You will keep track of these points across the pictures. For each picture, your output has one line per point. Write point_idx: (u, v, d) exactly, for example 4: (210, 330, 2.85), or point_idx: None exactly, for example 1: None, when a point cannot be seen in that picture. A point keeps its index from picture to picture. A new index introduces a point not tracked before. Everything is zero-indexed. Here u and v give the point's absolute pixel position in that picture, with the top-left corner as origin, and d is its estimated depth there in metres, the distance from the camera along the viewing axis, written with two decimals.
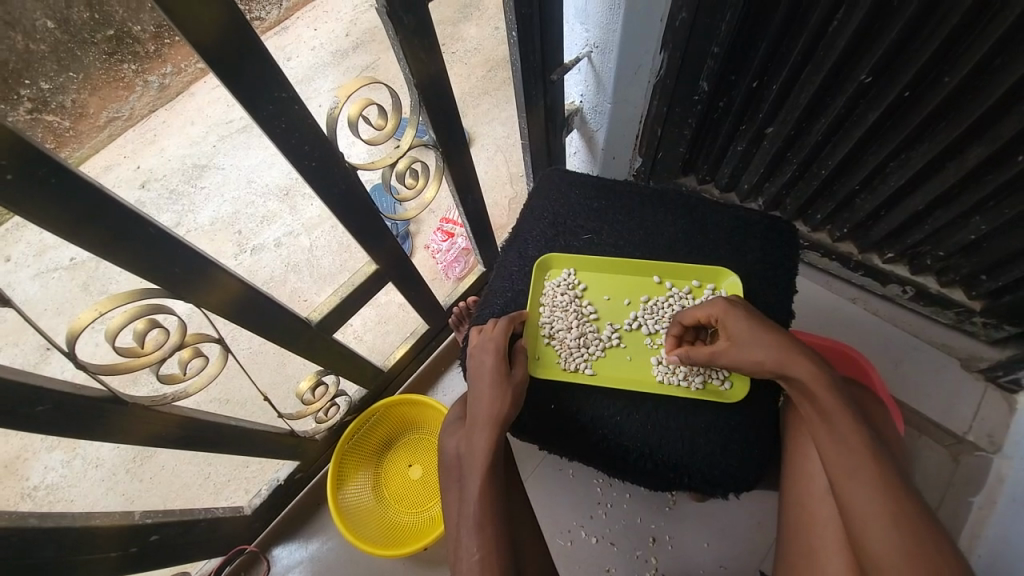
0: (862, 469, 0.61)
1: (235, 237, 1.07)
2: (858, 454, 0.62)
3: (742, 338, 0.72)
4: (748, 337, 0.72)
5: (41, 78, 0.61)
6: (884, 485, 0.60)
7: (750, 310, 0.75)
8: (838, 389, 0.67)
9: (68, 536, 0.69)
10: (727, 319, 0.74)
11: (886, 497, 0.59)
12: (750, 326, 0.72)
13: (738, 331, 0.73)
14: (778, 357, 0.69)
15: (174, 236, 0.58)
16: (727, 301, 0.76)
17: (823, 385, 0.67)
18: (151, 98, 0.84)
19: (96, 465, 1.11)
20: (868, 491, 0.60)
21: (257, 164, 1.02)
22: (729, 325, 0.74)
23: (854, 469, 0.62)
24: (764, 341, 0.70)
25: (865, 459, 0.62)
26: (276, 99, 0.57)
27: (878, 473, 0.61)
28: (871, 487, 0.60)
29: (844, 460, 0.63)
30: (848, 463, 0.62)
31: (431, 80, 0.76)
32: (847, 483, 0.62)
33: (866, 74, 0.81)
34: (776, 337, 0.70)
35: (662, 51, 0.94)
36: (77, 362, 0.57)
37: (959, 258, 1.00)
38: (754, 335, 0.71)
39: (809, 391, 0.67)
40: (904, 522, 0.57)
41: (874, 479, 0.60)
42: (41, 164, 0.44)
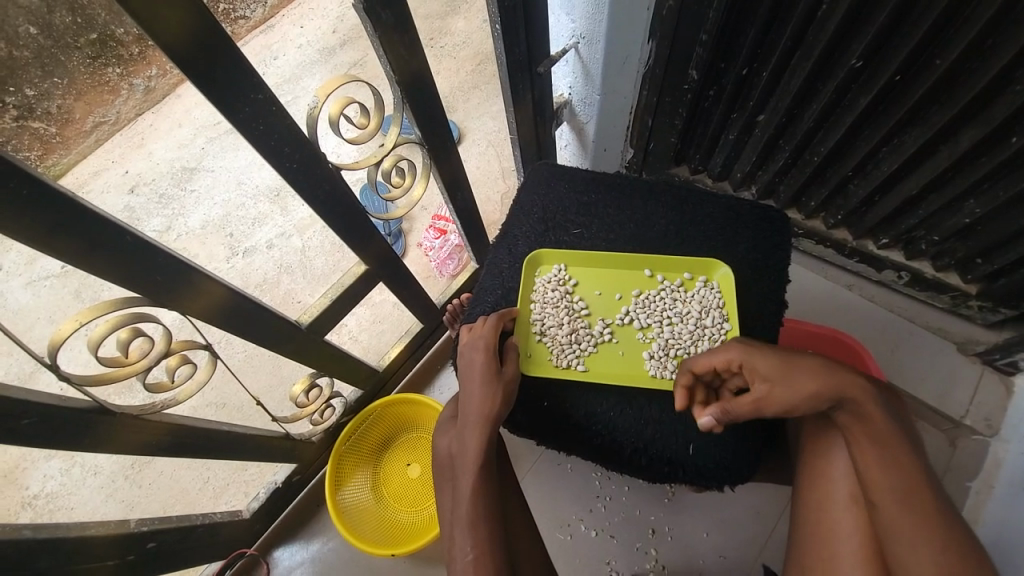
0: (905, 513, 0.59)
1: (227, 240, 1.04)
2: (907, 496, 0.60)
3: (779, 382, 0.65)
4: (781, 382, 0.65)
5: (24, 85, 0.60)
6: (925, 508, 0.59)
7: (768, 350, 0.68)
8: (886, 418, 0.63)
9: (61, 547, 0.69)
10: (753, 363, 0.67)
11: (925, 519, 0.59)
12: (782, 364, 0.66)
13: (767, 375, 0.66)
14: (830, 391, 0.64)
15: (154, 243, 0.57)
16: (742, 346, 0.70)
17: (872, 418, 0.63)
18: (136, 102, 0.86)
19: (95, 473, 1.11)
20: (910, 516, 0.59)
21: (246, 164, 1.03)
22: (756, 373, 0.67)
23: (901, 512, 0.59)
24: (808, 375, 0.64)
25: (912, 502, 0.59)
26: (251, 101, 0.56)
27: (921, 514, 0.59)
28: (914, 515, 0.59)
29: (893, 501, 0.60)
30: (896, 507, 0.60)
31: (414, 76, 0.74)
32: (894, 522, 0.60)
33: (857, 57, 0.80)
34: (816, 373, 0.64)
35: (650, 40, 0.92)
36: (61, 373, 0.56)
37: (954, 242, 0.99)
38: (789, 375, 0.65)
39: (867, 424, 0.63)
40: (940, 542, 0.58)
41: (917, 502, 0.59)
42: (12, 175, 0.43)
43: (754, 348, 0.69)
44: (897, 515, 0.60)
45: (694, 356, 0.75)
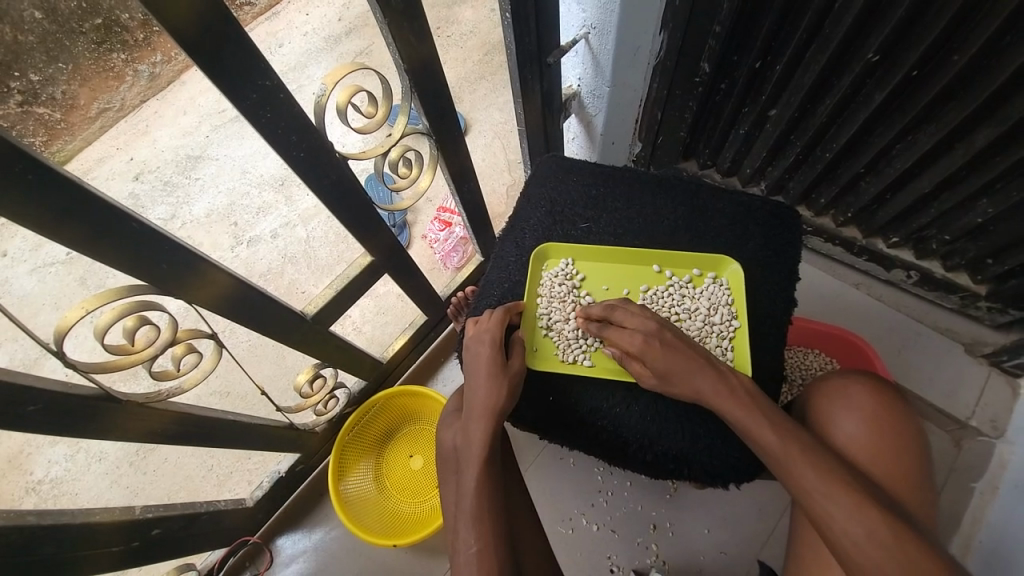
0: (804, 474, 0.59)
1: (232, 228, 1.01)
2: (799, 459, 0.60)
3: (659, 372, 0.70)
4: (657, 367, 0.70)
5: (28, 69, 0.59)
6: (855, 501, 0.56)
7: (671, 345, 0.71)
8: (758, 403, 0.66)
9: (67, 533, 0.69)
10: (653, 344, 0.71)
11: (857, 510, 0.56)
12: (673, 360, 0.70)
13: (658, 365, 0.70)
14: (692, 392, 0.68)
15: (162, 231, 0.57)
16: (655, 325, 0.72)
17: (738, 403, 0.66)
18: (139, 88, 0.82)
19: (99, 459, 1.11)
20: (841, 511, 0.56)
21: (250, 154, 0.91)
22: (649, 358, 0.71)
23: (803, 473, 0.59)
24: (688, 371, 0.69)
25: (806, 463, 0.60)
26: (259, 88, 0.55)
27: (825, 475, 0.59)
28: (845, 510, 0.56)
29: (787, 469, 0.60)
30: (797, 473, 0.60)
31: (422, 65, 0.73)
32: (802, 488, 0.59)
33: (873, 53, 0.79)
34: (696, 366, 0.69)
35: (662, 31, 0.90)
36: (67, 360, 0.57)
37: (966, 242, 0.98)
38: (670, 367, 0.69)
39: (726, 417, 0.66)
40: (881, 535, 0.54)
41: (841, 497, 0.57)
42: (18, 160, 0.43)
43: (662, 331, 0.72)
44: (799, 481, 0.59)
45: (620, 302, 0.77)
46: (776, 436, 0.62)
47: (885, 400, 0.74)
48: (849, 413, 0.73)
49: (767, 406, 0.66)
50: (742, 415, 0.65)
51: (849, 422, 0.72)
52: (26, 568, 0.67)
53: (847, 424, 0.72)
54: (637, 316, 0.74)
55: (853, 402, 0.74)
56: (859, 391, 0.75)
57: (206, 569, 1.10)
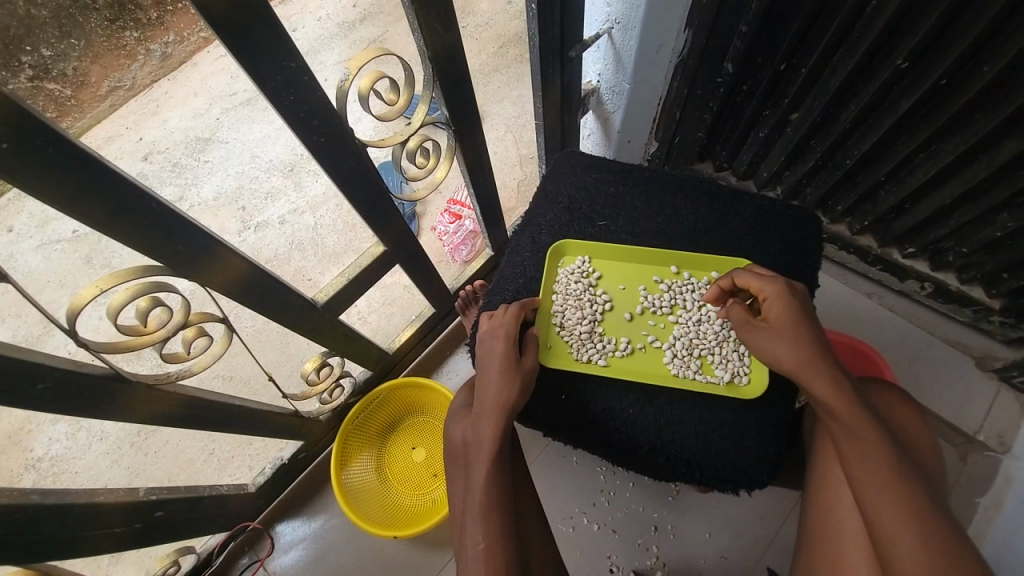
0: (885, 488, 0.59)
1: (240, 214, 0.95)
2: (881, 472, 0.60)
3: (780, 328, 0.71)
4: (786, 327, 0.70)
5: (42, 44, 0.54)
6: (894, 479, 0.59)
7: (802, 307, 0.72)
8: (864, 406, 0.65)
9: (71, 512, 0.69)
10: (775, 302, 0.72)
11: (895, 488, 0.58)
12: (795, 322, 0.70)
13: (778, 320, 0.71)
14: (804, 365, 0.67)
15: (180, 213, 0.56)
16: (788, 287, 0.73)
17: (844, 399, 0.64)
18: (152, 68, 0.71)
19: (101, 438, 1.09)
20: (880, 484, 0.59)
21: (261, 138, 0.87)
22: (772, 309, 0.72)
23: (880, 489, 0.59)
24: (789, 345, 0.69)
25: (892, 477, 0.59)
26: (283, 69, 0.55)
27: (891, 469, 0.60)
28: (882, 483, 0.59)
29: (858, 458, 0.61)
30: (866, 461, 0.61)
31: (445, 53, 0.72)
32: (874, 503, 0.59)
33: (903, 58, 0.77)
34: (808, 345, 0.68)
35: (687, 29, 0.88)
36: (78, 339, 0.56)
37: (983, 256, 0.97)
38: (791, 328, 0.70)
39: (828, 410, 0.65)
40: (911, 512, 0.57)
41: (885, 471, 0.60)
42: (39, 134, 0.42)
43: (790, 292, 0.72)
44: (868, 469, 0.60)
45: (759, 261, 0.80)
46: (874, 441, 0.62)
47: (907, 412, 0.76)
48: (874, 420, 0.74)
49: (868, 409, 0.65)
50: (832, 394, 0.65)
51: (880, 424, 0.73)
52: (28, 546, 0.67)
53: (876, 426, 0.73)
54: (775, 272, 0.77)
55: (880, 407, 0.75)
56: (877, 399, 0.76)
57: (206, 552, 1.10)
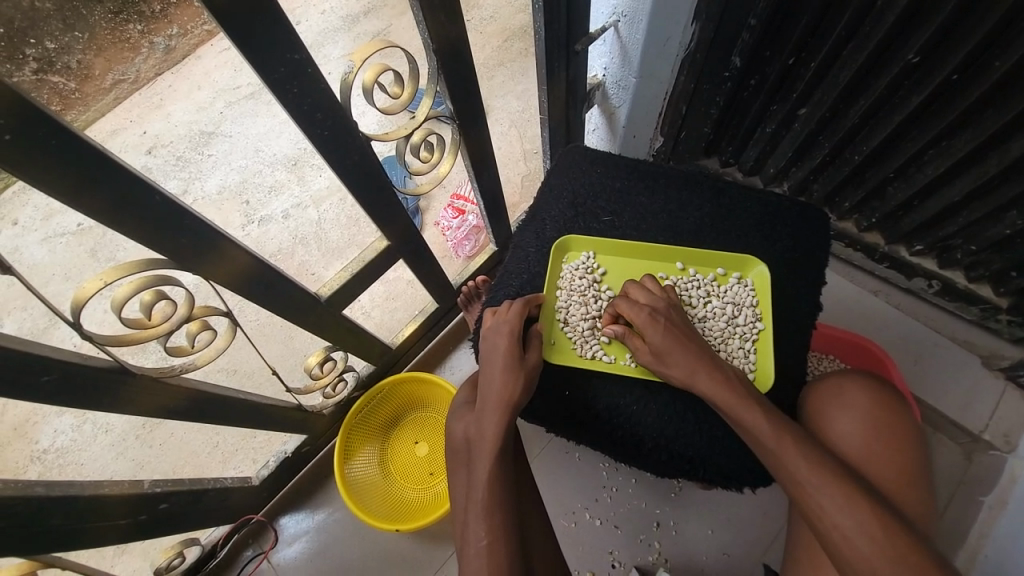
0: (802, 469, 0.60)
1: (244, 207, 0.94)
2: (791, 451, 0.61)
3: (660, 347, 0.72)
4: (662, 345, 0.72)
5: (46, 37, 0.52)
6: (817, 472, 0.59)
7: (671, 323, 0.74)
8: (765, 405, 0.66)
9: (76, 503, 0.70)
10: (649, 327, 0.73)
11: (825, 482, 0.59)
12: (669, 340, 0.72)
13: (657, 344, 0.72)
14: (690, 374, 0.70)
15: (184, 206, 0.56)
16: (650, 309, 0.75)
17: (733, 393, 0.67)
18: (156, 62, 0.73)
19: (106, 431, 1.11)
20: (807, 482, 0.59)
21: (266, 132, 0.87)
22: (648, 336, 0.73)
23: (819, 492, 0.58)
24: (680, 360, 0.71)
25: (799, 453, 0.61)
26: (288, 61, 0.54)
27: (813, 463, 0.60)
28: (809, 479, 0.59)
29: (779, 458, 0.62)
30: (788, 460, 0.61)
31: (449, 44, 0.72)
32: (812, 505, 0.58)
33: (913, 53, 0.76)
34: (688, 354, 0.71)
35: (695, 22, 0.87)
36: (83, 333, 0.56)
37: (992, 254, 0.96)
38: (668, 349, 0.71)
39: (719, 401, 0.67)
40: (849, 504, 0.57)
41: (807, 467, 0.60)
42: (42, 123, 0.42)
43: (658, 314, 0.74)
44: (791, 471, 0.60)
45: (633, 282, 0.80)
46: (766, 424, 0.63)
47: (886, 400, 0.73)
48: (839, 404, 0.73)
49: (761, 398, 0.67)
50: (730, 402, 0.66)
51: (841, 416, 0.72)
52: (34, 538, 0.67)
53: (836, 420, 0.72)
54: (648, 293, 0.77)
55: (847, 400, 0.73)
56: (854, 389, 0.73)
57: (211, 544, 1.10)
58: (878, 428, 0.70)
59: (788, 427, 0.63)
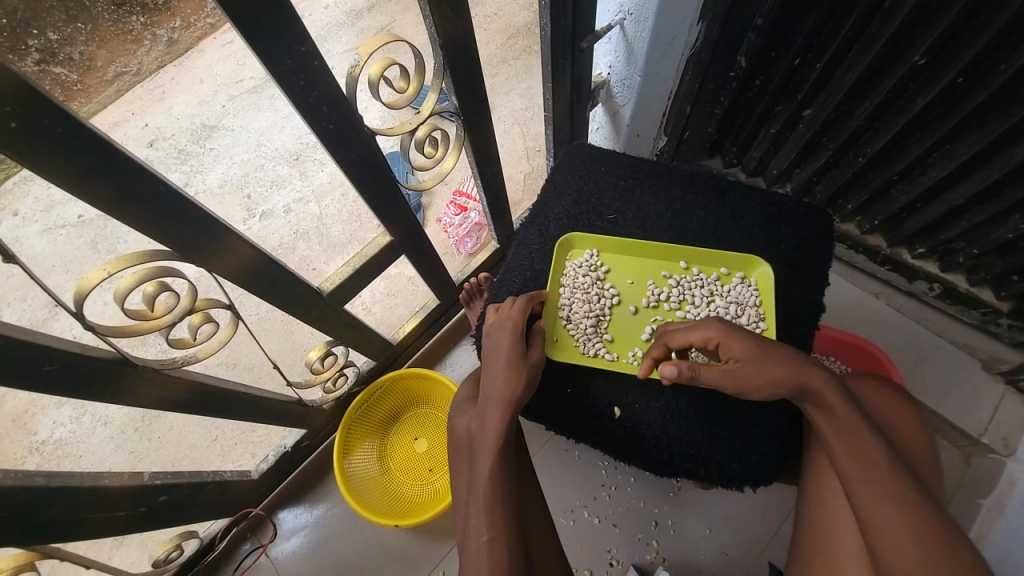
0: (885, 487, 0.60)
1: (245, 201, 0.92)
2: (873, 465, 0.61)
3: (750, 357, 0.68)
4: (754, 353, 0.68)
5: (48, 28, 0.53)
6: (897, 493, 0.59)
7: (753, 336, 0.70)
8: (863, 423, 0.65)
9: (76, 494, 0.69)
10: (730, 341, 0.70)
11: (900, 503, 0.58)
12: (763, 351, 0.68)
13: (752, 357, 0.68)
14: (794, 380, 0.66)
15: (188, 198, 0.56)
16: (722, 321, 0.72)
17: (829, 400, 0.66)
18: (158, 54, 0.73)
19: (106, 423, 1.08)
20: (885, 499, 0.59)
21: (268, 126, 0.85)
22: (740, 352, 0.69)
23: (885, 506, 0.58)
24: (774, 366, 0.67)
25: (887, 474, 0.61)
26: (294, 53, 0.54)
27: (895, 485, 0.60)
28: (886, 498, 0.59)
29: (864, 474, 0.61)
30: (870, 477, 0.61)
31: (456, 39, 0.71)
32: (878, 517, 0.58)
33: (920, 56, 0.76)
34: (786, 360, 0.68)
35: (701, 22, 0.87)
36: (85, 323, 0.56)
37: (994, 257, 0.96)
38: (764, 358, 0.68)
39: (820, 407, 0.66)
40: (918, 526, 0.57)
41: (889, 486, 0.60)
42: (47, 113, 0.42)
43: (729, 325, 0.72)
44: (873, 487, 0.60)
45: (669, 330, 0.76)
46: (865, 443, 0.63)
47: (897, 400, 0.75)
48: (883, 420, 0.73)
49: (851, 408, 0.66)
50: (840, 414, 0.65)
51: (881, 431, 0.72)
52: (32, 529, 0.67)
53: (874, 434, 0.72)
54: (699, 329, 0.73)
55: (885, 412, 0.73)
56: (868, 391, 0.75)
57: (209, 537, 1.10)
58: (911, 446, 0.71)
59: (882, 445, 0.63)
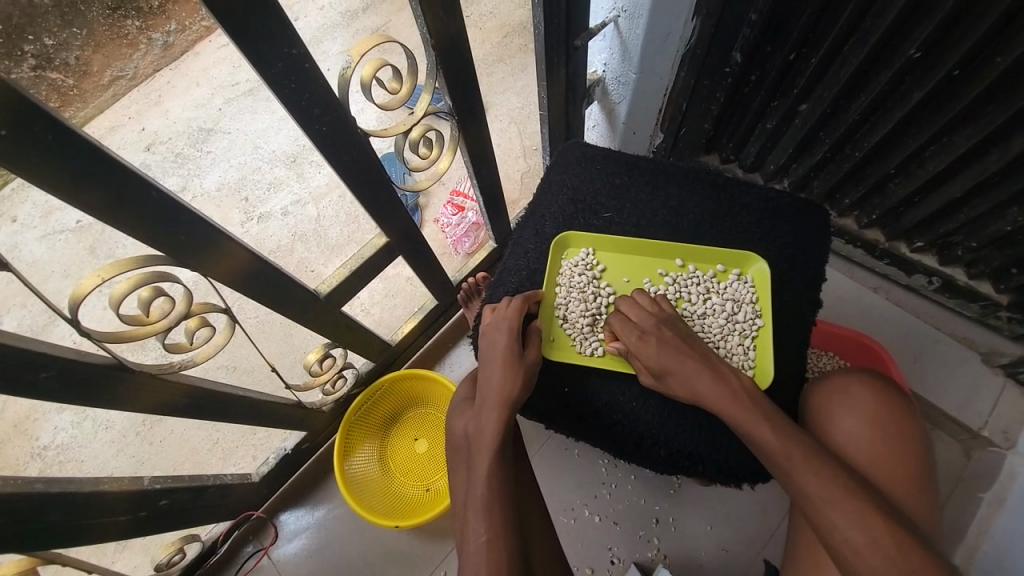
0: (809, 479, 0.59)
1: (243, 204, 0.93)
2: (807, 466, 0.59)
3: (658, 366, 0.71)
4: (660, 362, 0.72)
5: (44, 33, 0.52)
6: (832, 482, 0.58)
7: (672, 337, 0.73)
8: (774, 416, 0.64)
9: (76, 500, 0.70)
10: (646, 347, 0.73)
11: (835, 492, 0.57)
12: (668, 354, 0.71)
13: (653, 364, 0.72)
14: (692, 388, 0.69)
15: (181, 203, 0.56)
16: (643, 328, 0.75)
17: (739, 403, 0.66)
18: (154, 57, 0.74)
19: (107, 427, 1.10)
20: (820, 493, 0.58)
21: (262, 129, 0.86)
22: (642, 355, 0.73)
23: (826, 501, 0.57)
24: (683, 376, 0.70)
25: (809, 464, 0.60)
26: (285, 55, 0.54)
27: (823, 473, 0.59)
28: (819, 491, 0.58)
29: (789, 468, 0.60)
30: (798, 472, 0.60)
31: (449, 39, 0.71)
32: (819, 514, 0.57)
33: (915, 49, 0.75)
34: (686, 368, 0.70)
35: (695, 18, 0.87)
36: (82, 329, 0.56)
37: (992, 251, 0.96)
38: (671, 365, 0.71)
39: (727, 414, 0.66)
40: (855, 516, 0.56)
41: (818, 477, 0.59)
42: (37, 120, 0.41)
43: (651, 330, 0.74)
44: (801, 480, 0.59)
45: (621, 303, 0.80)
46: (775, 435, 0.62)
47: (888, 400, 0.73)
48: (844, 410, 0.72)
49: (767, 405, 0.66)
50: (738, 414, 0.65)
51: (846, 421, 0.71)
52: (32, 535, 0.67)
53: (843, 425, 0.71)
54: (638, 315, 0.77)
55: (852, 402, 0.72)
56: (858, 389, 0.74)
57: (211, 540, 1.11)
58: (880, 431, 0.70)
59: (793, 432, 0.62)
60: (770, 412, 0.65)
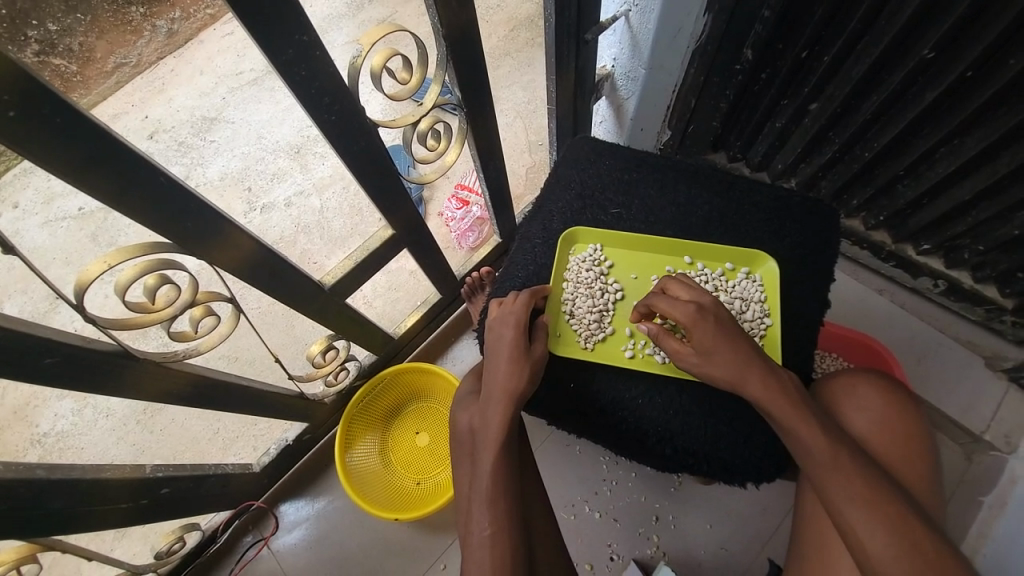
0: (843, 483, 0.59)
1: (246, 194, 0.90)
2: (838, 463, 0.60)
3: (704, 348, 0.69)
4: (706, 342, 0.69)
5: (48, 19, 0.52)
6: (862, 488, 0.59)
7: (724, 320, 0.71)
8: (816, 418, 0.64)
9: (78, 487, 0.70)
10: (694, 328, 0.70)
11: (865, 498, 0.58)
12: (719, 336, 0.69)
13: (702, 341, 0.69)
14: (736, 373, 0.67)
15: (188, 189, 0.55)
16: (696, 308, 0.71)
17: (784, 399, 0.64)
18: (159, 45, 0.75)
19: (107, 415, 1.09)
20: (851, 498, 0.58)
21: (268, 119, 0.83)
22: (695, 333, 0.70)
23: (856, 507, 0.58)
24: (723, 357, 0.68)
25: (845, 469, 0.60)
26: (296, 42, 0.53)
27: (857, 479, 0.59)
28: (852, 496, 0.58)
29: (824, 472, 0.60)
30: (830, 476, 0.60)
31: (459, 30, 0.70)
32: (849, 520, 0.58)
33: (929, 49, 0.75)
34: (735, 352, 0.68)
35: (707, 14, 0.86)
36: (87, 316, 0.55)
37: (999, 254, 0.96)
38: (717, 347, 0.68)
39: (768, 409, 0.65)
40: (885, 522, 0.57)
41: (853, 482, 0.59)
42: (45, 102, 0.41)
43: (703, 312, 0.71)
44: (834, 485, 0.60)
45: (673, 277, 0.77)
46: (818, 436, 0.62)
47: (897, 397, 0.73)
48: (860, 408, 0.72)
49: (810, 404, 0.65)
50: (781, 410, 0.64)
51: (861, 419, 0.72)
52: (33, 522, 0.67)
53: (857, 422, 0.72)
54: (691, 289, 0.74)
55: (867, 401, 0.73)
56: (867, 387, 0.74)
57: (211, 529, 1.11)
58: (895, 430, 0.71)
59: (833, 437, 0.62)
60: (809, 412, 0.64)
